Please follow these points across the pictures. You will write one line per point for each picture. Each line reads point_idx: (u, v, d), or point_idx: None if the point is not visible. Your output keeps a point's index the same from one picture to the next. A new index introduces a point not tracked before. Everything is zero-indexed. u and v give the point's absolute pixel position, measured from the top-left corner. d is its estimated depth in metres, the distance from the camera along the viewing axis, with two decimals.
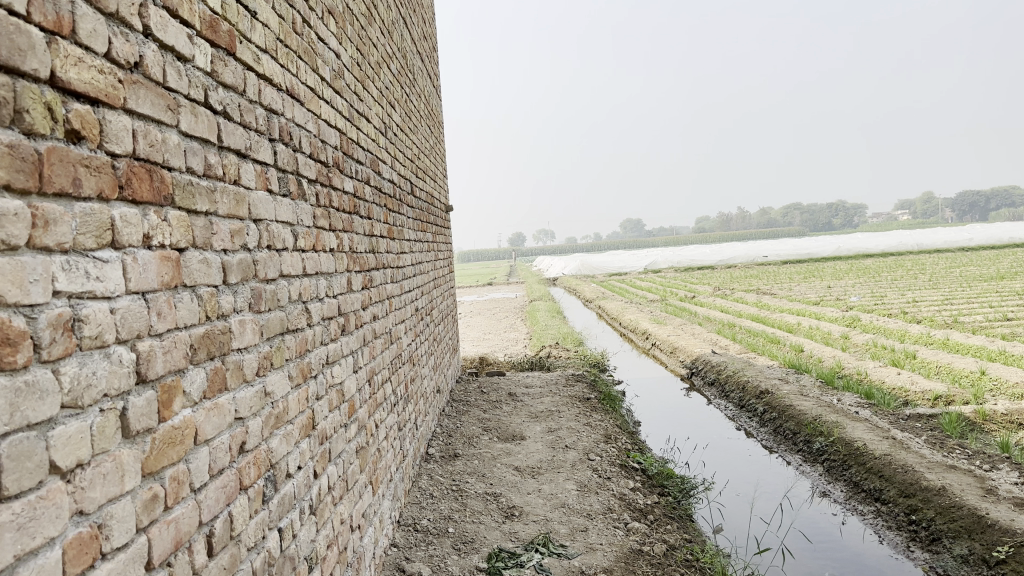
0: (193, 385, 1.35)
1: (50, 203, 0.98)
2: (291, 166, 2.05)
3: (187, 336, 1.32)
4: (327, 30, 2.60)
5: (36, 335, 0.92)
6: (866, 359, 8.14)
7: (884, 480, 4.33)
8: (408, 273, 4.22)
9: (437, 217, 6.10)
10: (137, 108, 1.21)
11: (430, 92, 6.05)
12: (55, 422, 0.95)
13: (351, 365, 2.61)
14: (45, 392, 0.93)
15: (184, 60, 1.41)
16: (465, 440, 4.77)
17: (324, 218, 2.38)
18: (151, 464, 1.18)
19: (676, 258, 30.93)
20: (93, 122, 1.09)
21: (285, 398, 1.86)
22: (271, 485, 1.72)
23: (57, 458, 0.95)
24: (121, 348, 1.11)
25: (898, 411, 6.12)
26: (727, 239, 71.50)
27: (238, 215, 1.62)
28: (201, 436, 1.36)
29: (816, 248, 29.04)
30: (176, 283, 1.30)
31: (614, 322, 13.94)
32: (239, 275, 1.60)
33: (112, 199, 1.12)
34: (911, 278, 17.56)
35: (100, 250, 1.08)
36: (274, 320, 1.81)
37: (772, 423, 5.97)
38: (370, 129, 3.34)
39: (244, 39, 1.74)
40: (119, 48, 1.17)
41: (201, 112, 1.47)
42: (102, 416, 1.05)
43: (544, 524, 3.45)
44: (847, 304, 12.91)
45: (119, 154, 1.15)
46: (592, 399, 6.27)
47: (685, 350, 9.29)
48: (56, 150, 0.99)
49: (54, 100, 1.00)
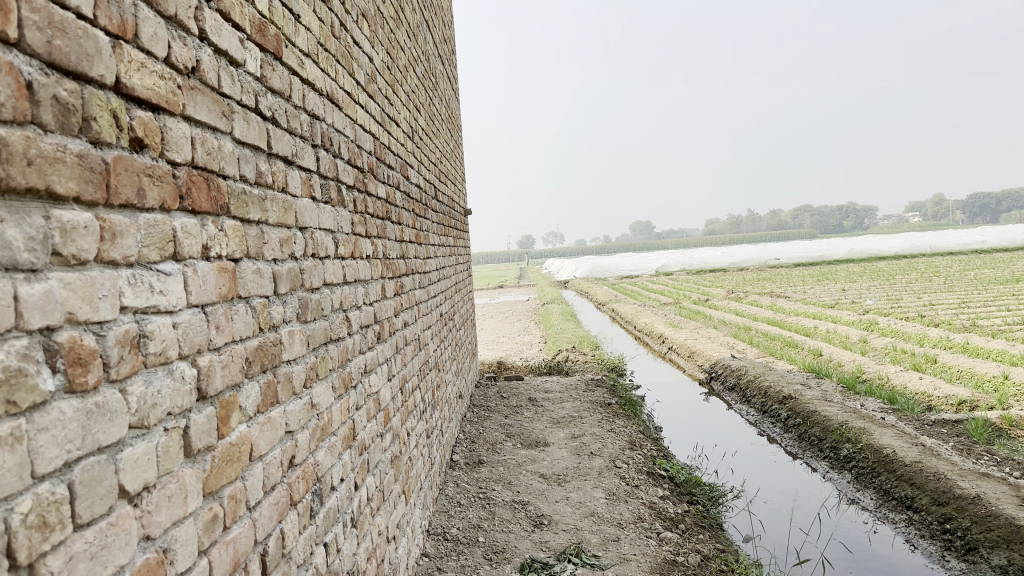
0: (248, 399, 1.30)
1: (117, 215, 0.94)
2: (331, 172, 2.01)
3: (242, 349, 1.28)
4: (362, 33, 2.56)
5: (105, 354, 0.88)
6: (887, 364, 8.05)
7: (916, 488, 4.25)
8: (433, 277, 4.18)
9: (457, 221, 6.06)
10: (195, 114, 1.17)
11: (450, 96, 6.02)
12: (124, 444, 0.91)
13: (386, 374, 2.57)
14: (114, 413, 0.89)
15: (237, 64, 1.37)
16: (489, 447, 4.73)
17: (360, 224, 2.34)
18: (212, 483, 1.14)
19: (687, 261, 30.82)
20: (155, 130, 1.05)
21: (329, 410, 1.81)
22: (318, 499, 1.68)
23: (125, 482, 0.90)
24: (183, 364, 1.07)
25: (922, 416, 6.03)
26: (737, 241, 71.23)
27: (286, 223, 1.58)
28: (255, 452, 1.32)
29: (829, 250, 28.85)
30: (232, 295, 1.26)
31: (628, 326, 13.86)
32: (288, 285, 1.56)
33: (173, 210, 1.08)
34: (925, 280, 17.41)
35: (163, 263, 1.04)
36: (318, 330, 1.77)
37: (797, 429, 5.90)
38: (399, 133, 3.30)
39: (289, 43, 1.70)
40: (177, 52, 1.13)
41: (252, 118, 1.43)
42: (166, 436, 1.01)
43: (575, 534, 3.39)
44: (863, 307, 12.80)
45: (179, 162, 1.11)
46: (614, 404, 6.21)
47: (703, 355, 9.21)
48: (121, 159, 0.95)
49: (119, 107, 0.96)
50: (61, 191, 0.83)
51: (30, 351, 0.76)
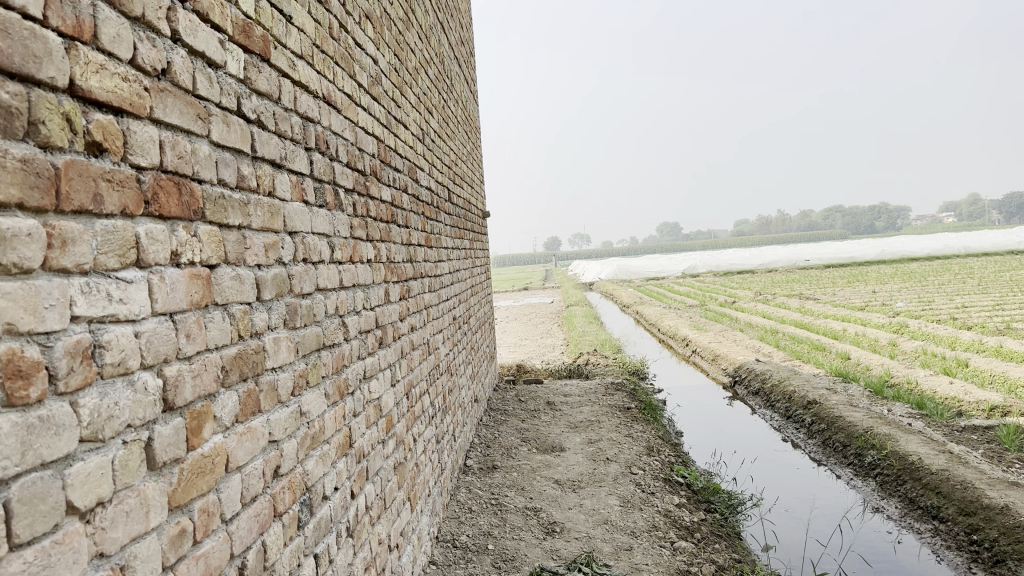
0: (224, 409, 1.27)
1: (68, 222, 0.91)
2: (327, 176, 1.98)
3: (218, 357, 1.25)
4: (365, 34, 2.53)
5: (52, 366, 0.85)
6: (917, 368, 7.86)
7: (942, 497, 4.13)
8: (446, 281, 4.14)
9: (474, 223, 6.03)
10: (164, 116, 1.14)
11: (467, 98, 5.99)
12: (73, 459, 0.88)
13: (389, 379, 2.54)
14: (62, 427, 0.86)
15: (216, 67, 1.35)
16: (504, 452, 4.68)
17: (361, 228, 2.31)
18: (179, 497, 1.10)
19: (715, 262, 30.55)
20: (117, 133, 1.02)
21: (321, 417, 1.78)
22: (307, 510, 1.64)
23: (74, 498, 0.87)
24: (146, 375, 1.04)
25: (951, 423, 5.88)
26: (766, 242, 70.47)
27: (273, 228, 1.55)
28: (232, 463, 1.29)
29: (860, 252, 28.38)
30: (206, 302, 1.23)
31: (652, 329, 13.74)
32: (273, 291, 1.53)
33: (138, 216, 1.05)
34: (958, 282, 17.05)
35: (123, 270, 1.01)
36: (309, 337, 1.74)
37: (820, 435, 5.78)
38: (408, 136, 3.28)
39: (279, 45, 1.67)
40: (144, 54, 1.10)
41: (234, 121, 1.40)
42: (125, 449, 0.98)
43: (586, 542, 3.33)
44: (893, 310, 12.55)
45: (145, 166, 1.08)
46: (633, 408, 6.13)
47: (727, 358, 9.08)
48: (74, 164, 0.92)
49: (73, 111, 0.93)
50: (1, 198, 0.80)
51: None
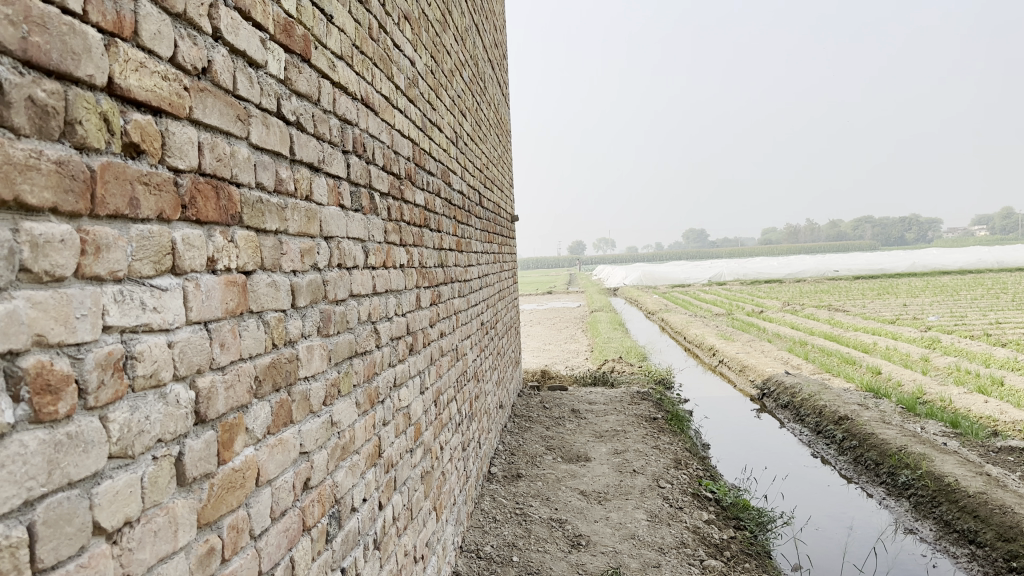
0: (257, 420, 1.23)
1: (103, 227, 0.86)
2: (363, 179, 1.94)
3: (251, 367, 1.21)
4: (403, 35, 2.49)
5: (82, 379, 0.81)
6: (950, 384, 7.68)
7: (980, 521, 3.99)
8: (475, 285, 4.09)
9: (503, 228, 5.98)
10: (204, 118, 1.10)
11: (500, 102, 5.95)
12: (102, 476, 0.84)
13: (418, 387, 2.49)
14: (91, 444, 0.82)
15: (257, 66, 1.30)
16: (528, 460, 4.63)
17: (394, 233, 2.27)
18: (208, 514, 1.06)
19: (742, 270, 30.27)
20: (155, 134, 0.97)
21: (351, 427, 1.73)
22: (335, 522, 1.60)
23: (102, 518, 0.83)
24: (178, 387, 1.00)
25: (987, 443, 5.72)
26: (794, 252, 69.65)
27: (309, 233, 1.51)
28: (263, 477, 1.24)
29: (890, 264, 27.96)
30: (242, 310, 1.19)
31: (677, 337, 13.62)
32: (308, 297, 1.48)
33: (174, 220, 1.01)
34: (992, 297, 16.71)
35: (158, 278, 0.96)
36: (342, 344, 1.69)
37: (852, 452, 5.66)
38: (442, 139, 3.23)
39: (319, 45, 1.63)
40: (185, 52, 1.06)
41: (273, 123, 1.36)
42: (155, 466, 0.93)
43: (613, 557, 3.27)
44: (925, 324, 12.29)
45: (183, 169, 1.04)
46: (659, 419, 6.04)
47: (755, 370, 8.95)
48: (111, 166, 0.88)
49: (110, 110, 0.89)
50: (34, 202, 0.76)
51: None
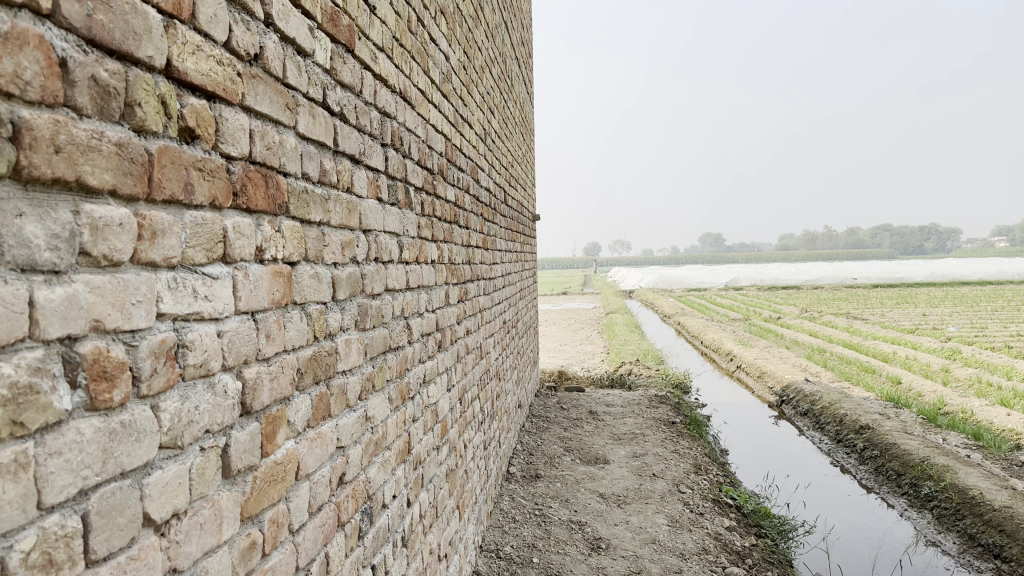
0: (298, 413, 1.21)
1: (159, 212, 0.85)
2: (400, 172, 1.92)
3: (294, 359, 1.19)
4: (439, 30, 2.47)
5: (136, 366, 0.79)
6: (972, 396, 7.58)
7: (1006, 536, 3.92)
8: (498, 283, 4.08)
9: (526, 226, 5.96)
10: (255, 104, 1.08)
11: (525, 100, 5.93)
12: (153, 467, 0.82)
13: (445, 384, 2.47)
14: (143, 433, 0.80)
15: (305, 55, 1.28)
16: (547, 461, 4.60)
17: (427, 228, 2.25)
18: (251, 507, 1.04)
19: (760, 275, 30.12)
20: (209, 119, 0.96)
21: (383, 423, 1.71)
22: (367, 519, 1.58)
23: (151, 509, 0.81)
24: (226, 377, 0.98)
25: (1011, 456, 5.63)
26: (811, 258, 69.28)
27: (349, 225, 1.49)
28: (303, 471, 1.22)
29: (909, 274, 27.68)
30: (287, 301, 1.17)
31: (694, 341, 13.55)
32: (347, 291, 1.46)
33: (225, 208, 0.99)
34: (1014, 309, 16.47)
35: (210, 266, 0.95)
36: (377, 339, 1.67)
37: (873, 461, 5.60)
38: (471, 135, 3.21)
39: (362, 35, 1.61)
40: (239, 37, 1.04)
41: (319, 112, 1.34)
42: (202, 457, 0.91)
43: (634, 561, 3.24)
44: (945, 335, 12.14)
45: (235, 156, 1.02)
46: (678, 423, 6.00)
47: (774, 376, 8.87)
48: (167, 150, 0.86)
49: (168, 93, 0.87)
50: (94, 183, 0.74)
51: (45, 364, 0.66)
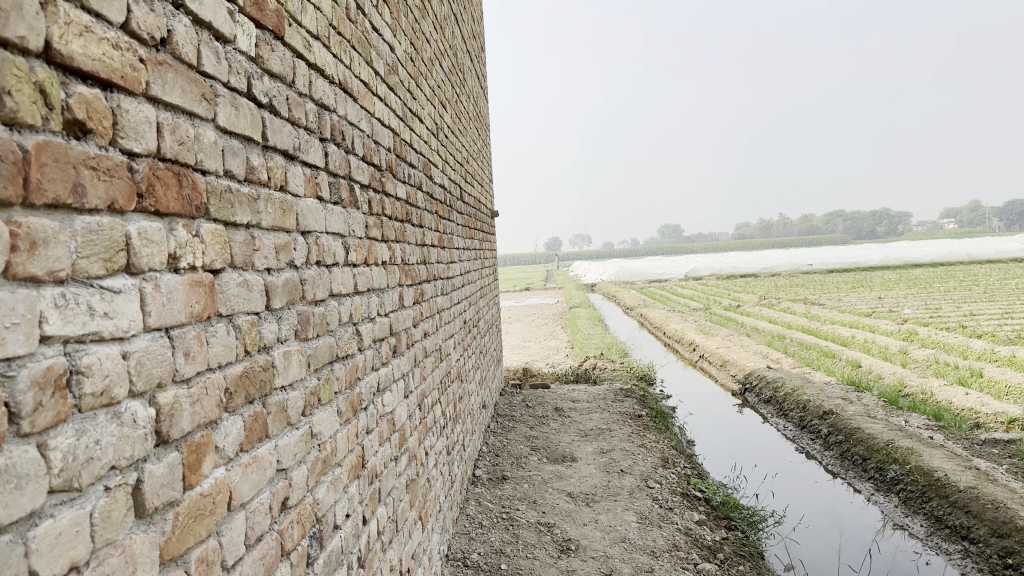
0: (227, 438, 1.09)
1: (40, 219, 0.73)
2: (342, 169, 1.80)
3: (221, 378, 1.07)
4: (382, 19, 2.35)
5: (13, 401, 0.67)
6: (930, 376, 7.67)
7: (972, 517, 3.92)
8: (457, 282, 3.97)
9: (484, 223, 5.84)
10: (163, 94, 0.96)
11: (478, 95, 5.81)
12: (41, 515, 0.70)
13: (402, 391, 2.35)
14: (25, 478, 0.68)
15: (224, 41, 1.16)
16: (513, 461, 4.51)
17: (376, 227, 2.13)
18: (173, 547, 0.92)
19: (719, 265, 30.39)
20: (104, 111, 0.84)
21: (332, 438, 1.60)
22: (316, 544, 1.46)
23: (42, 566, 0.69)
24: (135, 404, 0.86)
25: (971, 435, 5.68)
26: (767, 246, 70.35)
27: (285, 227, 1.38)
28: (236, 500, 1.11)
29: (864, 258, 28.17)
30: (209, 314, 1.05)
31: (658, 332, 13.59)
32: (284, 298, 1.35)
33: (128, 211, 0.87)
34: (965, 290, 16.78)
35: (110, 278, 0.83)
36: (322, 348, 1.56)
37: (838, 446, 5.62)
38: (422, 129, 3.10)
39: (293, 21, 1.49)
40: (140, 18, 0.92)
41: (243, 104, 1.22)
42: (107, 497, 0.80)
43: (604, 562, 3.16)
44: (901, 317, 12.32)
45: (139, 152, 0.90)
46: (644, 416, 5.95)
47: (737, 364, 8.88)
48: (49, 146, 0.74)
49: (48, 80, 0.75)
50: None
51: None
